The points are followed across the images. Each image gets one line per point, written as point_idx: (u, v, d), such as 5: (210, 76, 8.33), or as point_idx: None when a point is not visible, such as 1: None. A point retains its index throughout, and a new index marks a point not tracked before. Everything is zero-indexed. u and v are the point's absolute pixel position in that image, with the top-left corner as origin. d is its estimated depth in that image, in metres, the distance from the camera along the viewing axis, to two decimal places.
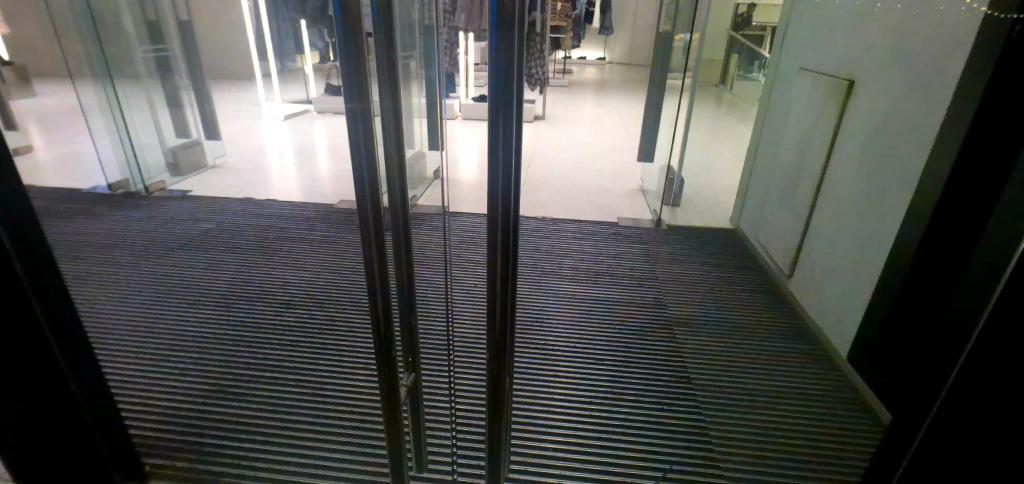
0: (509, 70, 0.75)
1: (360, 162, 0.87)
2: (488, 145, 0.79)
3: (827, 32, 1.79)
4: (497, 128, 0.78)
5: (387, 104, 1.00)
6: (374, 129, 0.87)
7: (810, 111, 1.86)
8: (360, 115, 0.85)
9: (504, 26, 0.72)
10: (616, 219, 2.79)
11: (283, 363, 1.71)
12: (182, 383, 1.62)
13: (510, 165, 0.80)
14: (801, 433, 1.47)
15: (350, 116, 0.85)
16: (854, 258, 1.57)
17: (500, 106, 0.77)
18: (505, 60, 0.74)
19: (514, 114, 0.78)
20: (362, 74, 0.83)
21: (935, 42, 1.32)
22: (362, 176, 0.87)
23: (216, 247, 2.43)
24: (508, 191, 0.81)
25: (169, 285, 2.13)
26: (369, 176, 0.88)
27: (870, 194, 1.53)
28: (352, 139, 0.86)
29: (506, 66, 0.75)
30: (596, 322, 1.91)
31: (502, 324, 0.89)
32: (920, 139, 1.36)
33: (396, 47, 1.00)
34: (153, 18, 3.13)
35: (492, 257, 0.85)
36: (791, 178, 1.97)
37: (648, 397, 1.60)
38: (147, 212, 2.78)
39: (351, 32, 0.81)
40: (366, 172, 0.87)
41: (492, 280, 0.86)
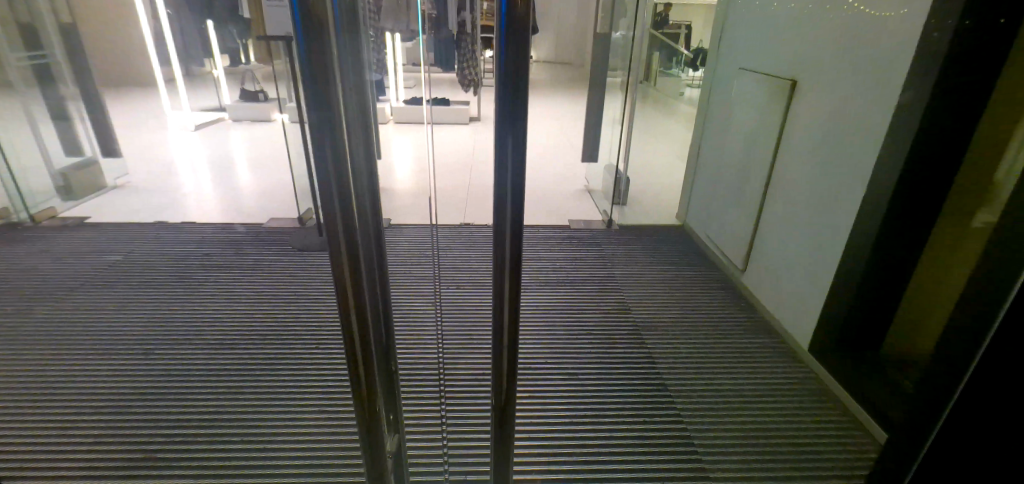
0: (519, 68, 0.70)
1: (327, 179, 0.74)
2: (496, 144, 0.73)
3: (762, 29, 1.81)
4: (507, 126, 0.71)
5: (353, 108, 0.87)
6: (342, 138, 0.75)
7: (752, 108, 1.88)
8: (327, 125, 0.72)
9: (512, 22, 0.68)
10: (567, 222, 2.75)
11: (221, 415, 1.52)
12: (96, 453, 1.40)
13: (518, 163, 0.73)
14: (781, 429, 1.46)
15: (312, 123, 0.71)
16: (807, 253, 1.59)
17: (506, 106, 0.71)
18: (518, 57, 0.68)
19: (522, 113, 0.72)
20: (326, 74, 0.70)
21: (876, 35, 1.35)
22: (331, 192, 0.74)
23: (127, 281, 2.15)
24: (518, 202, 0.75)
25: (74, 333, 1.86)
26: (340, 199, 0.76)
27: (819, 189, 1.56)
28: (318, 151, 0.73)
29: (520, 60, 0.69)
30: (560, 331, 1.85)
31: (511, 343, 0.84)
32: (868, 132, 1.39)
33: (355, 41, 0.88)
34: (27, 20, 2.71)
35: (499, 259, 0.80)
36: (736, 174, 1.99)
37: (627, 403, 1.55)
38: (36, 245, 2.42)
39: (311, 25, 0.67)
40: (337, 192, 0.75)
41: (499, 283, 0.81)
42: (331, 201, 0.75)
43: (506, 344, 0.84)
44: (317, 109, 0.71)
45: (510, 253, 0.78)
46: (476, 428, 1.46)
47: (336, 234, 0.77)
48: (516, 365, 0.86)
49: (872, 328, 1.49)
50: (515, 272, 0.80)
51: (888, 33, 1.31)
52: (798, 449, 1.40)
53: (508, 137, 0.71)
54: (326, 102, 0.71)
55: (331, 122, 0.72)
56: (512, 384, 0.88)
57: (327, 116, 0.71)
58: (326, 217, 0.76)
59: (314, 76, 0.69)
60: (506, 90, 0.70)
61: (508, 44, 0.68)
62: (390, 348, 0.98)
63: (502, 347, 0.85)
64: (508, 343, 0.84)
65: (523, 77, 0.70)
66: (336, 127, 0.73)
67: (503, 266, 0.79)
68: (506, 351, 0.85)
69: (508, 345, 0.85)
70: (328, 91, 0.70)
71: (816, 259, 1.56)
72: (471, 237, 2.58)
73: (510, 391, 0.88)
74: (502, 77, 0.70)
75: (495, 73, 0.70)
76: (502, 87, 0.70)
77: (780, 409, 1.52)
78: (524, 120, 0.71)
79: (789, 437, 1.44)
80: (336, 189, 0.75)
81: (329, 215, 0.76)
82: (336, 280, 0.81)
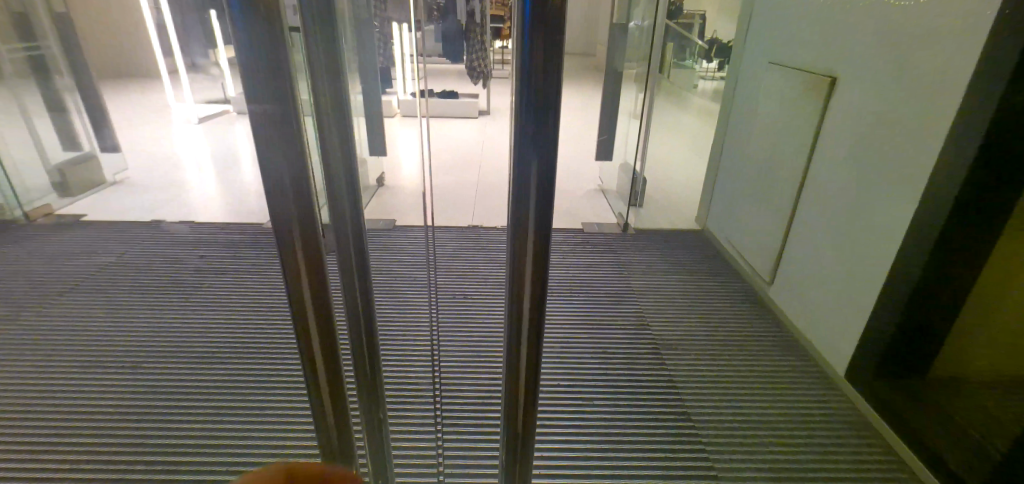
0: (546, 71, 0.60)
1: (281, 191, 0.69)
2: (516, 153, 0.64)
3: (792, 26, 1.70)
4: (527, 139, 0.63)
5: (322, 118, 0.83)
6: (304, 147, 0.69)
7: (782, 109, 1.74)
8: (284, 132, 0.66)
9: (538, 17, 0.57)
10: (581, 225, 2.60)
11: (209, 431, 1.43)
12: (73, 476, 1.30)
13: (545, 176, 0.65)
14: (797, 454, 1.38)
15: (271, 130, 0.66)
16: (841, 269, 1.47)
17: (527, 113, 0.62)
18: (542, 52, 0.59)
19: (550, 118, 0.62)
20: (280, 81, 0.64)
21: (919, 36, 1.22)
22: (282, 204, 0.69)
23: (120, 284, 2.07)
24: (541, 207, 0.66)
25: (62, 340, 1.77)
26: (297, 212, 0.70)
27: (855, 200, 1.42)
28: (263, 159, 0.67)
29: (546, 62, 0.59)
30: (573, 349, 1.72)
31: (533, 353, 0.78)
32: (910, 137, 1.26)
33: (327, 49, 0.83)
34: (21, 10, 2.63)
35: (519, 266, 0.71)
36: (762, 179, 1.86)
37: (649, 427, 1.45)
38: (28, 245, 2.34)
39: (259, 28, 0.61)
40: (291, 200, 0.70)
41: (517, 291, 0.73)
42: (285, 213, 0.71)
43: (525, 352, 0.77)
44: (269, 114, 0.65)
45: (532, 257, 0.70)
46: (470, 448, 1.38)
47: (291, 246, 0.72)
48: (537, 374, 0.79)
49: (919, 354, 1.38)
50: (538, 282, 0.72)
51: (941, 27, 1.17)
52: (812, 476, 1.32)
53: (532, 148, 0.63)
54: (283, 107, 0.65)
55: (288, 130, 0.66)
56: (534, 392, 0.81)
57: (285, 124, 0.66)
58: (280, 229, 0.71)
59: (269, 77, 0.63)
60: (530, 97, 0.60)
61: (531, 38, 0.58)
62: (375, 363, 0.94)
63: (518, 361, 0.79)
64: (530, 351, 0.77)
65: (552, 81, 0.61)
66: (293, 135, 0.67)
67: (523, 273, 0.71)
68: (524, 360, 0.78)
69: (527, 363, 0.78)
70: (288, 97, 0.65)
71: (846, 276, 1.45)
72: (479, 239, 2.46)
73: (530, 400, 0.82)
74: (527, 76, 0.60)
75: (516, 73, 0.61)
76: (524, 87, 0.61)
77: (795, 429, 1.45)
78: (547, 130, 0.62)
79: (798, 458, 1.37)
80: (286, 200, 0.69)
81: (276, 223, 0.71)
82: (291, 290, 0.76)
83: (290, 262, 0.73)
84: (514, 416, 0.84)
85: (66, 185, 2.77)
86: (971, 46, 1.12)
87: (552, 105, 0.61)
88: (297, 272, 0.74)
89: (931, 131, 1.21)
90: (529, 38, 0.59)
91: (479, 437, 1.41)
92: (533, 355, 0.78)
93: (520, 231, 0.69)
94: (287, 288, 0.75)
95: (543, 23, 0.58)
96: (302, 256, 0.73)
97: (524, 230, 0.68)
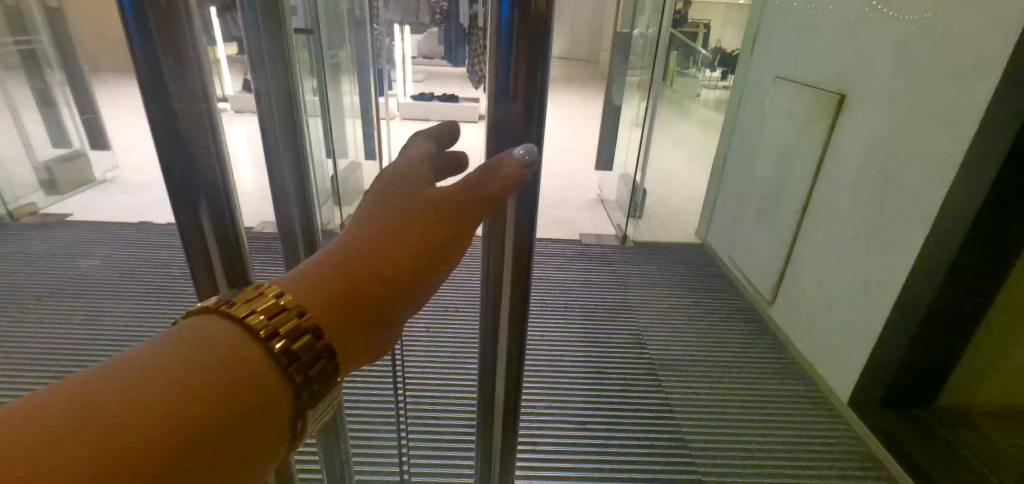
0: (532, 76, 0.49)
1: (184, 206, 0.50)
2: None
3: (809, 42, 1.66)
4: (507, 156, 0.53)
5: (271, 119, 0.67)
6: (215, 155, 0.50)
7: (795, 125, 1.69)
8: (177, 85, 0.46)
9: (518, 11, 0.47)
10: (579, 235, 2.51)
11: None
12: None
13: (529, 199, 0.56)
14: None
15: (165, 133, 0.47)
16: (853, 291, 1.40)
17: (507, 126, 0.51)
18: (526, 54, 0.48)
19: (535, 132, 0.52)
20: (173, 66, 0.45)
21: (944, 55, 1.17)
22: (189, 224, 0.51)
23: (102, 289, 2.01)
24: (523, 226, 0.57)
25: (36, 346, 1.72)
26: (213, 231, 0.52)
27: (871, 219, 1.36)
28: (152, 121, 0.47)
29: (533, 67, 0.49)
30: (565, 367, 1.65)
31: (511, 383, 0.68)
32: (930, 158, 1.20)
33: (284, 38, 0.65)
34: (12, 3, 2.58)
35: (496, 286, 0.62)
36: (772, 195, 1.81)
37: (640, 456, 1.37)
38: (11, 245, 2.28)
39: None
40: (200, 220, 0.51)
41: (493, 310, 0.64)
42: (194, 232, 0.52)
43: (502, 380, 0.68)
44: (161, 111, 0.46)
45: (511, 276, 0.60)
46: (437, 459, 1.31)
47: (203, 259, 0.53)
48: (517, 405, 0.69)
49: (921, 382, 1.33)
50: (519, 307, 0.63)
51: (970, 44, 1.11)
52: None
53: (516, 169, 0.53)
54: (174, 47, 0.45)
55: (182, 82, 0.46)
56: (515, 421, 0.71)
57: (178, 71, 0.45)
58: (190, 249, 0.53)
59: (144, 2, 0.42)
60: (508, 106, 0.50)
61: (509, 34, 0.47)
62: None
63: (493, 391, 0.69)
64: (509, 378, 0.67)
65: (537, 85, 0.50)
66: (197, 89, 0.47)
67: (500, 292, 0.62)
68: (500, 389, 0.68)
69: (505, 393, 0.68)
70: (181, 34, 0.45)
71: (860, 302, 1.38)
72: None
73: (510, 431, 0.71)
74: (506, 78, 0.49)
75: (494, 75, 0.50)
76: (502, 92, 0.50)
77: (799, 460, 1.37)
78: (525, 143, 0.52)
79: None
80: (182, 191, 0.50)
81: (181, 226, 0.52)
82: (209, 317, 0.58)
83: (205, 284, 0.55)
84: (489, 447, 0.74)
85: (54, 183, 2.71)
86: (997, 65, 1.05)
87: (533, 116, 0.51)
88: (213, 292, 0.56)
89: (948, 150, 1.15)
90: (505, 32, 0.48)
91: (447, 445, 1.35)
92: (514, 382, 0.67)
93: (495, 243, 0.59)
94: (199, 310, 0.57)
95: (522, 14, 0.46)
96: (220, 275, 0.55)
97: (501, 244, 0.58)
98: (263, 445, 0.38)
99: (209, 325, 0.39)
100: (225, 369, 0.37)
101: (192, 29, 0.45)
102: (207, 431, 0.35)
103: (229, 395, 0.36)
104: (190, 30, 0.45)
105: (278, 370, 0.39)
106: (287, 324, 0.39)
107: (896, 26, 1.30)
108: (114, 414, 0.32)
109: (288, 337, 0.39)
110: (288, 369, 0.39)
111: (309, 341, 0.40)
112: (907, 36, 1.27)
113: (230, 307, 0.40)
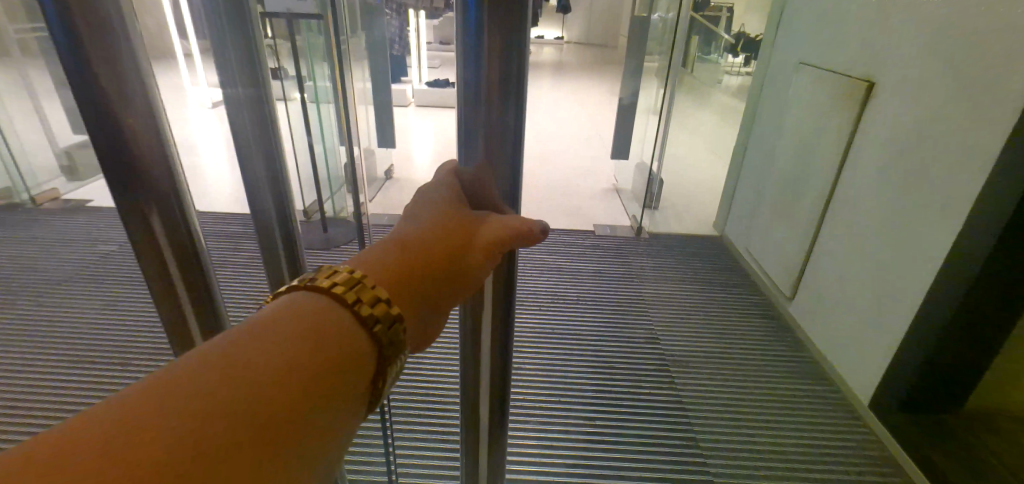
0: (505, 63, 0.51)
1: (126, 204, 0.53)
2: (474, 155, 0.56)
3: (836, 27, 1.59)
4: (483, 143, 0.55)
5: (245, 124, 0.72)
6: (149, 153, 0.52)
7: (821, 114, 1.63)
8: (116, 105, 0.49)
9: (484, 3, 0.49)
10: (592, 226, 2.47)
11: None
12: None
13: (512, 184, 0.58)
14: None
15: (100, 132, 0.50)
16: (874, 288, 1.36)
17: (483, 113, 0.53)
18: (495, 42, 0.50)
19: (514, 118, 0.54)
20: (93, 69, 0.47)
21: (977, 43, 1.11)
22: (129, 220, 0.54)
23: (119, 274, 2.04)
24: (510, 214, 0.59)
25: (55, 329, 1.75)
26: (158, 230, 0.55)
27: (896, 212, 1.31)
28: (89, 119, 0.50)
29: (505, 56, 0.51)
30: (574, 361, 1.64)
31: (497, 383, 0.68)
32: (958, 150, 1.14)
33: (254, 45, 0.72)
34: None
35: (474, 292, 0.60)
36: (794, 188, 1.75)
37: (648, 452, 1.36)
38: (32, 230, 2.33)
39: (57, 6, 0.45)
40: (143, 217, 0.54)
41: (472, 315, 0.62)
42: (139, 226, 0.55)
43: (488, 383, 0.68)
44: (92, 111, 0.49)
45: (492, 279, 0.59)
46: (428, 459, 1.32)
47: (161, 266, 0.57)
48: (504, 405, 0.70)
49: (941, 384, 1.29)
50: (503, 309, 0.62)
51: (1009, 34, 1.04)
52: None
53: (494, 153, 0.55)
54: (108, 70, 0.48)
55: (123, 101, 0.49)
56: (504, 417, 0.72)
57: (108, 69, 0.48)
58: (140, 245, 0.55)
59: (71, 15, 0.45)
60: (482, 94, 0.52)
61: (474, 24, 0.50)
62: None
63: (477, 395, 0.69)
64: (494, 380, 0.67)
65: (510, 73, 0.52)
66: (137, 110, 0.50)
67: (481, 299, 0.60)
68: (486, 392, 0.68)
69: (490, 398, 0.69)
70: (111, 34, 0.47)
71: (881, 302, 1.33)
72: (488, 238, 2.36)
73: (499, 425, 0.73)
74: (477, 64, 0.51)
75: (465, 65, 0.52)
76: (471, 77, 0.52)
77: (811, 460, 1.34)
78: (495, 131, 0.54)
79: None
80: (127, 191, 0.53)
81: (126, 219, 0.54)
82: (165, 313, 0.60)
83: (158, 276, 0.57)
84: (475, 446, 0.75)
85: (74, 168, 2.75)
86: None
87: (509, 103, 0.53)
88: (172, 294, 0.59)
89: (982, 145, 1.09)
90: (476, 17, 0.49)
91: (441, 440, 1.37)
92: (498, 382, 0.68)
93: None
94: (160, 318, 0.60)
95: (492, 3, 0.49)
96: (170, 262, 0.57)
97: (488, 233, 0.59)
98: (343, 405, 0.44)
99: (298, 301, 0.46)
100: (313, 334, 0.44)
101: (129, 54, 0.49)
102: (296, 393, 0.40)
103: (319, 357, 0.43)
104: (119, 35, 0.48)
105: (361, 332, 0.46)
106: (366, 293, 0.47)
107: (928, 12, 1.23)
108: (229, 380, 0.39)
109: (368, 303, 0.46)
110: (371, 329, 0.46)
111: (387, 308, 0.47)
112: (942, 21, 1.20)
113: (312, 284, 0.47)
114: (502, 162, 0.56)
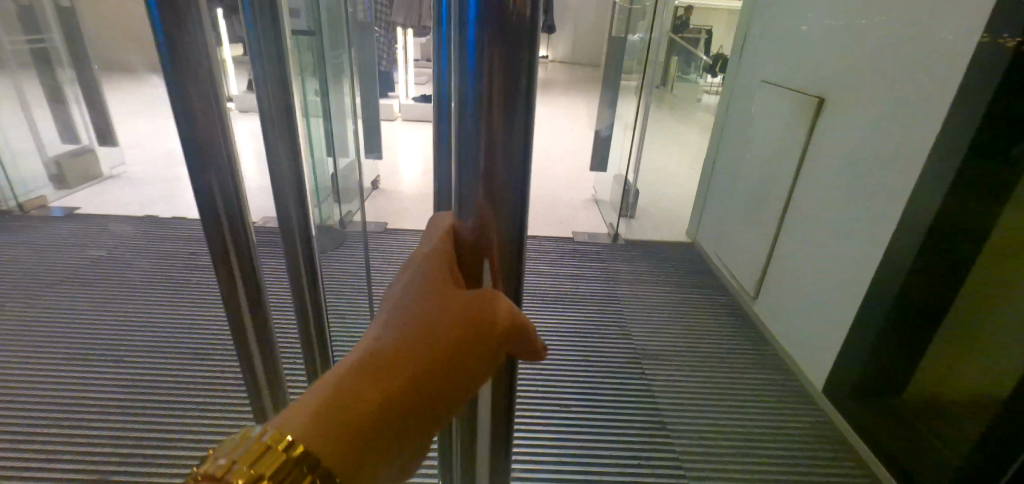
0: (510, 68, 0.38)
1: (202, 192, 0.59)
2: (469, 186, 0.42)
3: (793, 48, 1.74)
4: (479, 171, 0.41)
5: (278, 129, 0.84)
6: (216, 144, 0.57)
7: (783, 127, 1.75)
8: (189, 78, 0.53)
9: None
10: (572, 233, 2.58)
11: (172, 432, 1.43)
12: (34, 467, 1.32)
13: (516, 222, 0.43)
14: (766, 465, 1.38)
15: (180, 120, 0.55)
16: (830, 286, 1.47)
17: (481, 130, 0.40)
18: (503, 37, 0.37)
19: (521, 138, 0.40)
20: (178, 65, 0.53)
21: (914, 63, 1.25)
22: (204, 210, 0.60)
23: (108, 278, 2.09)
24: (515, 259, 0.45)
25: (47, 329, 1.80)
26: (227, 227, 0.61)
27: (850, 214, 1.42)
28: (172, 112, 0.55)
29: (513, 57, 0.38)
30: (552, 358, 1.72)
31: (500, 423, 0.53)
32: (901, 159, 1.28)
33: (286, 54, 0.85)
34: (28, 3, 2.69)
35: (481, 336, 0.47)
36: (757, 197, 1.88)
37: (621, 437, 1.45)
38: (21, 236, 2.37)
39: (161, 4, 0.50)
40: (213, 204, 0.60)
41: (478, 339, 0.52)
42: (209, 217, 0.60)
43: (484, 424, 0.53)
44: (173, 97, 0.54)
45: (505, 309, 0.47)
46: None
47: (218, 239, 0.61)
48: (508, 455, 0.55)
49: None
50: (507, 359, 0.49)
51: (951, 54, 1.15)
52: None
53: (496, 187, 0.41)
54: (187, 46, 0.52)
55: (193, 77, 0.53)
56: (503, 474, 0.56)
57: (188, 59, 0.53)
58: (210, 235, 0.61)
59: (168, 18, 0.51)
60: (478, 106, 0.39)
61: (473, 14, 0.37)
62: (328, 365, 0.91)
63: (474, 441, 0.55)
64: (495, 420, 0.53)
65: (520, 81, 0.39)
66: (206, 85, 0.55)
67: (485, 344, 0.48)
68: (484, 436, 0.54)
69: (490, 441, 0.54)
70: (192, 36, 0.53)
71: (837, 298, 1.45)
72: None
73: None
74: (472, 68, 0.38)
75: (460, 72, 0.39)
76: (468, 122, 0.40)
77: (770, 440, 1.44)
78: (500, 179, 0.41)
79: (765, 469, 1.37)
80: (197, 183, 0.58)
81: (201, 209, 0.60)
82: (229, 305, 0.66)
83: (220, 263, 0.63)
84: None
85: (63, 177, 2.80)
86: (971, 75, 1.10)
87: (516, 119, 0.39)
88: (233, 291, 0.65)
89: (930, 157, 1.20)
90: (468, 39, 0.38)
91: None
92: (506, 398, 0.52)
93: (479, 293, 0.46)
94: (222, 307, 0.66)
95: None
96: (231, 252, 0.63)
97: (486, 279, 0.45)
98: None
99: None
100: None
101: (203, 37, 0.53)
102: None
103: None
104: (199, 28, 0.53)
105: None
106: (285, 472, 0.37)
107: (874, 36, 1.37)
108: None
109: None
110: None
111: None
112: (894, 44, 1.31)
113: (235, 465, 0.39)
114: (508, 213, 0.43)
